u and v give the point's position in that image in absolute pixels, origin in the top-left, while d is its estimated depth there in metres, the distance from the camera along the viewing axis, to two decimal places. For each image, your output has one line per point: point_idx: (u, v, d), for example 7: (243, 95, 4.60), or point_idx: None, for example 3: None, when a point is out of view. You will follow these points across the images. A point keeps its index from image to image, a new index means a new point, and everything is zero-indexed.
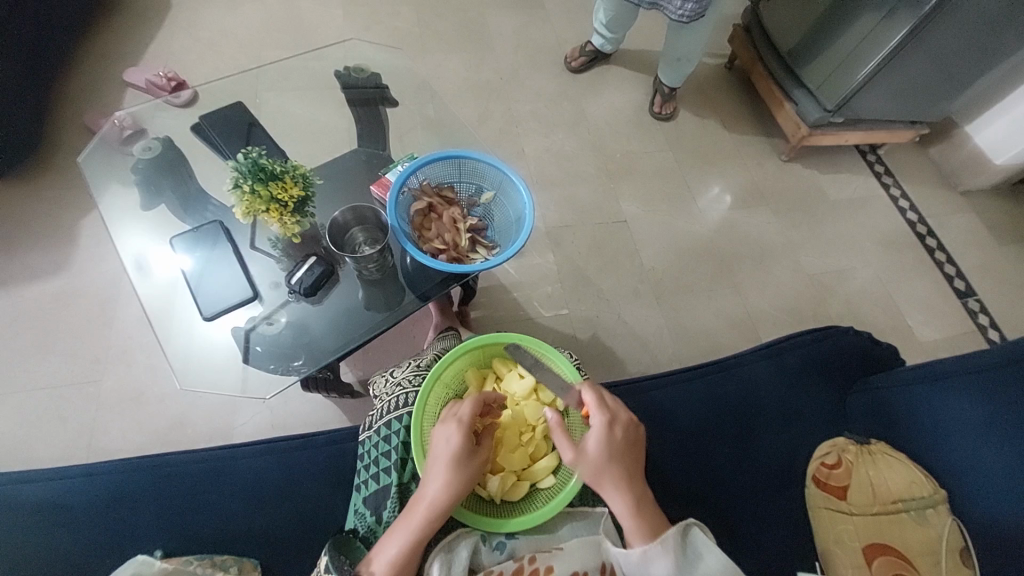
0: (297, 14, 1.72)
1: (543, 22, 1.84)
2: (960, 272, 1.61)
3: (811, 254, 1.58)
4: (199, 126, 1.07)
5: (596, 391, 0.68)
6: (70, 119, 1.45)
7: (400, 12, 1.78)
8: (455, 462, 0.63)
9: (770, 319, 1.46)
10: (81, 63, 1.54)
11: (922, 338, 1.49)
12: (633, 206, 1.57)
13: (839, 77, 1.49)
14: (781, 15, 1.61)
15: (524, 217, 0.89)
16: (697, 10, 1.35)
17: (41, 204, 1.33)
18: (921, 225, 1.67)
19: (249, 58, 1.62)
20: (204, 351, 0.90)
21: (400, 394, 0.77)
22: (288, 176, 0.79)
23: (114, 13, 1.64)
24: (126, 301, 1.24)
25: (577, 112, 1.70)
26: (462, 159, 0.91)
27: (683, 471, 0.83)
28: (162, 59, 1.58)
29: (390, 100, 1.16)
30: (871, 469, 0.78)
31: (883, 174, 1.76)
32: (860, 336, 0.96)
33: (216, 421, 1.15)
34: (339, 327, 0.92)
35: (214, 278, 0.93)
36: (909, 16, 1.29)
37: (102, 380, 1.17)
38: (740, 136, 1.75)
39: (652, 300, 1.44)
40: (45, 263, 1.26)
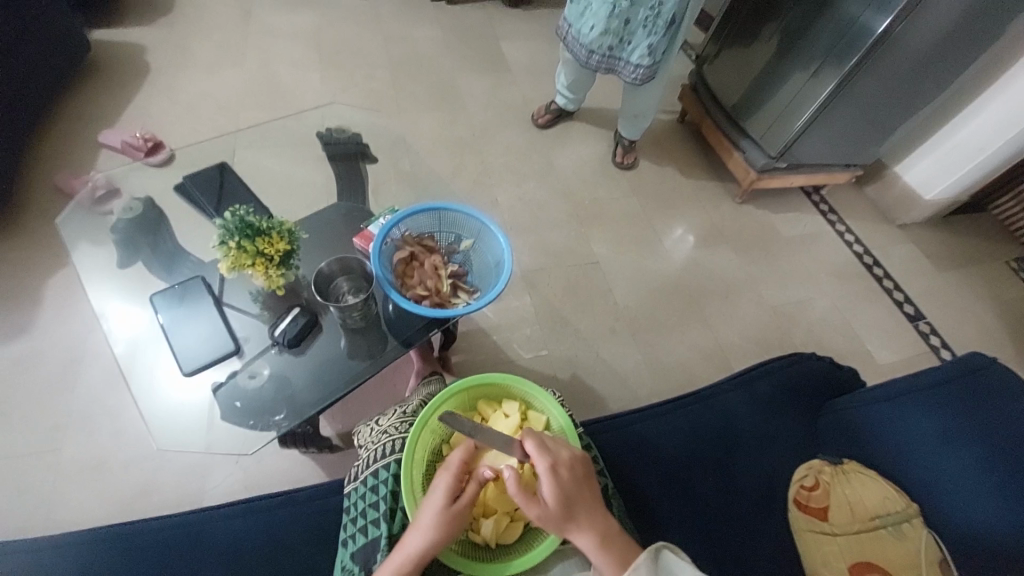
0: (275, 80, 1.81)
1: (510, 84, 1.99)
2: (907, 297, 1.73)
3: (772, 287, 1.68)
4: (182, 186, 1.08)
5: (533, 436, 0.65)
6: (39, 181, 1.44)
7: (375, 77, 1.89)
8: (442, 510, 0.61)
9: (740, 350, 1.52)
10: (55, 127, 1.56)
11: (881, 361, 1.58)
12: (604, 248, 1.65)
13: (779, 128, 1.66)
14: (722, 75, 1.81)
15: (503, 261, 0.93)
16: (649, 73, 1.50)
17: (2, 266, 1.29)
18: (867, 256, 1.82)
19: (228, 120, 1.68)
20: (178, 409, 0.88)
21: (387, 442, 0.76)
22: (275, 232, 0.81)
23: (92, 80, 1.68)
24: (91, 362, 1.19)
25: (546, 163, 1.81)
26: (442, 211, 0.96)
27: (671, 502, 0.84)
28: (138, 122, 1.62)
29: (369, 156, 1.22)
30: (846, 488, 0.81)
31: (828, 212, 1.92)
32: (823, 360, 1.02)
33: (185, 485, 1.09)
34: (321, 378, 0.92)
35: (192, 330, 0.91)
36: (832, 75, 1.46)
37: (60, 448, 1.10)
38: (696, 181, 1.89)
39: (628, 336, 1.49)
40: (3, 327, 1.21)
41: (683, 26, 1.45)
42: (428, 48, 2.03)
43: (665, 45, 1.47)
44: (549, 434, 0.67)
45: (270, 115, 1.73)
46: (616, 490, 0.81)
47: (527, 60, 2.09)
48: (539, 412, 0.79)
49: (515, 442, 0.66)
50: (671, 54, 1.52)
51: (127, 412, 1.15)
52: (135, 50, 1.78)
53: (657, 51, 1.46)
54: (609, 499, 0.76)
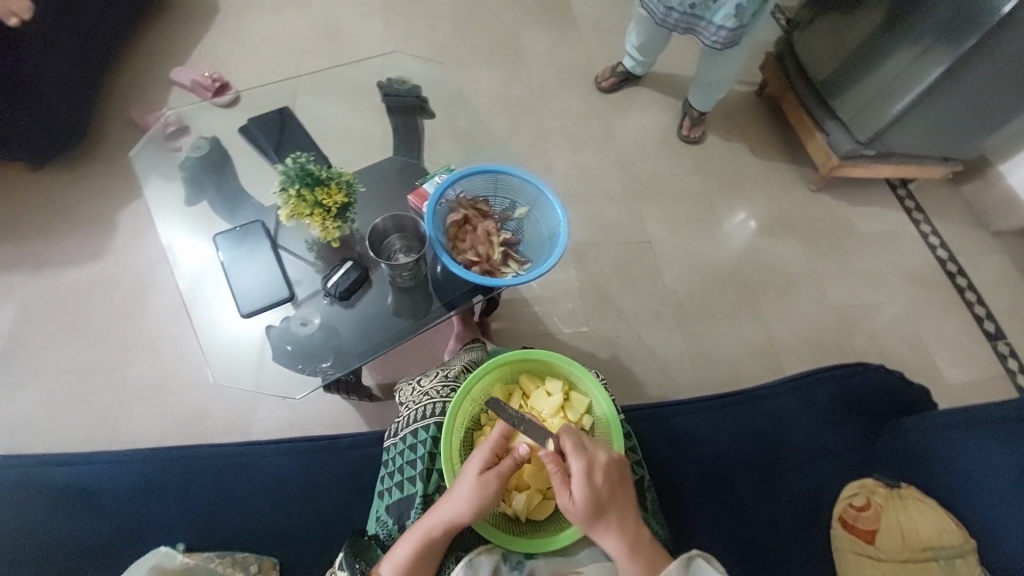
0: (338, 24, 1.78)
1: (576, 42, 1.87)
2: (991, 313, 1.57)
3: (837, 286, 1.55)
4: (247, 128, 1.10)
5: (570, 434, 0.61)
6: (115, 114, 1.50)
7: (437, 26, 1.82)
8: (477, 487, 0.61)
9: (791, 350, 1.44)
10: (130, 60, 1.61)
11: (948, 379, 1.46)
12: (657, 227, 1.57)
13: (872, 111, 1.49)
14: (814, 47, 1.62)
15: (557, 234, 0.89)
16: (732, 37, 1.37)
17: (82, 192, 1.38)
18: (951, 263, 1.64)
19: (290, 63, 1.68)
20: (235, 346, 0.92)
21: (428, 403, 0.77)
22: (333, 182, 0.81)
23: (165, 14, 1.71)
24: (157, 291, 1.27)
25: (605, 131, 1.71)
26: (500, 174, 0.92)
27: (705, 498, 0.82)
28: (206, 60, 1.64)
29: (428, 111, 1.19)
30: (900, 514, 0.75)
31: (914, 210, 1.73)
32: (891, 373, 0.94)
33: (234, 415, 1.16)
34: (367, 332, 0.93)
35: (251, 272, 0.94)
36: (945, 56, 1.28)
37: (128, 367, 1.19)
38: (768, 163, 1.74)
39: (672, 322, 1.43)
40: (81, 250, 1.30)
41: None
42: None
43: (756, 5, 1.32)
44: (587, 433, 0.63)
45: (330, 61, 1.71)
46: (650, 481, 0.80)
47: (597, 16, 1.94)
48: (582, 394, 0.77)
49: (551, 435, 0.62)
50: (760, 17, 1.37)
51: (186, 341, 1.23)
52: None
53: (745, 12, 1.32)
54: (643, 491, 0.75)
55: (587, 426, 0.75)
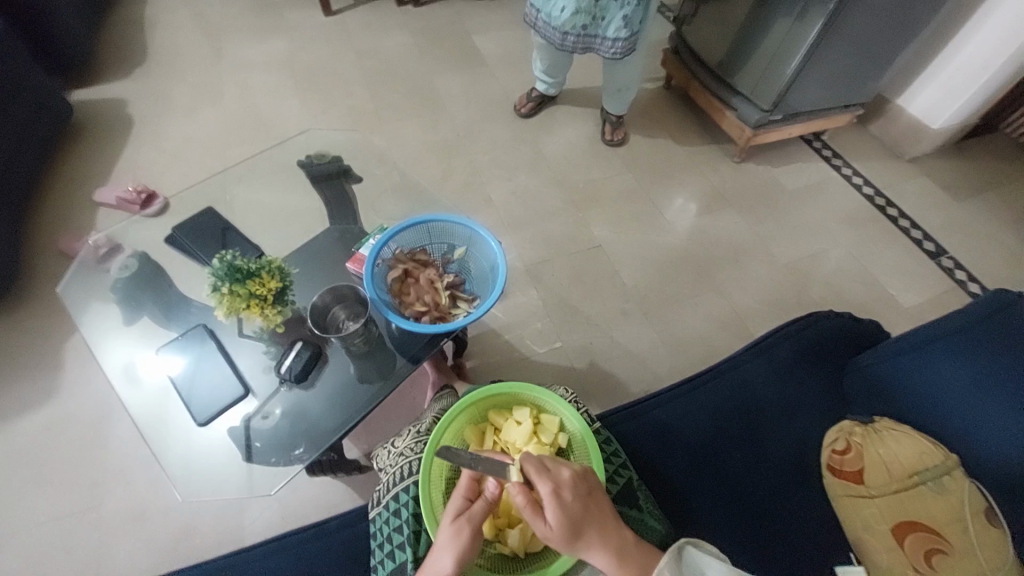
0: (255, 111, 1.81)
1: (487, 77, 1.96)
2: (926, 234, 1.67)
3: (783, 244, 1.63)
4: (172, 237, 1.10)
5: (532, 459, 0.59)
6: (44, 249, 1.47)
7: (353, 92, 1.88)
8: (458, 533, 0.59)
9: (757, 314, 1.49)
10: (50, 192, 1.59)
11: (907, 305, 1.53)
12: (605, 230, 1.62)
13: (768, 78, 1.60)
14: (705, 35, 1.75)
15: (497, 265, 0.92)
16: (628, 46, 1.46)
17: (22, 335, 1.33)
18: (879, 198, 1.75)
19: (216, 159, 1.69)
20: (203, 457, 0.90)
21: (404, 463, 0.76)
22: (264, 271, 0.81)
23: (78, 140, 1.71)
24: (121, 417, 1.23)
25: (534, 153, 1.78)
26: (430, 222, 0.95)
27: (699, 484, 0.82)
28: (129, 175, 1.64)
29: (353, 176, 1.20)
30: (879, 447, 0.78)
31: (832, 158, 1.85)
32: (840, 316, 0.99)
33: (225, 524, 1.12)
34: (335, 406, 0.92)
35: (203, 378, 0.93)
36: (818, 15, 1.39)
37: (103, 504, 1.13)
38: (691, 147, 1.84)
39: (641, 317, 1.47)
40: (32, 395, 1.25)
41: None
42: (401, 54, 2.01)
43: (641, 14, 1.43)
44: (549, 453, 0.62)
45: (255, 148, 1.73)
46: (641, 481, 0.80)
47: (502, 49, 2.05)
48: (553, 414, 0.78)
49: (515, 465, 0.61)
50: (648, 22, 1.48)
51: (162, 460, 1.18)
52: (116, 104, 1.80)
53: (633, 21, 1.42)
54: (635, 490, 0.75)
55: (564, 444, 0.76)
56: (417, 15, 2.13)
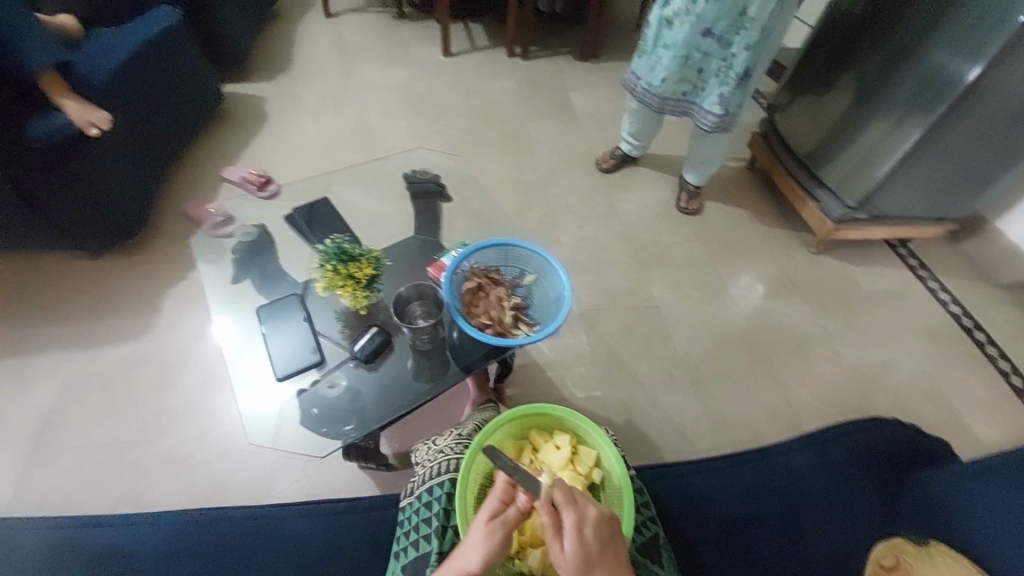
0: (368, 126, 2.04)
1: (577, 131, 2.09)
2: (1017, 367, 1.54)
3: (850, 345, 1.57)
4: (289, 216, 1.24)
5: (565, 486, 0.61)
6: (170, 208, 1.71)
7: (454, 124, 2.08)
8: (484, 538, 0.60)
9: (811, 410, 1.42)
10: (187, 163, 1.85)
11: (984, 437, 1.40)
12: (663, 292, 1.64)
13: (859, 176, 1.60)
14: (797, 123, 1.78)
15: (563, 297, 0.97)
16: (720, 120, 1.52)
17: (135, 277, 1.53)
18: (966, 318, 1.65)
19: (325, 161, 1.91)
20: (261, 412, 0.98)
21: (443, 460, 0.80)
22: (364, 257, 0.92)
23: (220, 125, 2.00)
24: (194, 365, 1.37)
25: (608, 206, 1.86)
26: (509, 247, 1.02)
27: (725, 560, 0.79)
28: (252, 161, 1.88)
29: (445, 195, 1.33)
30: (933, 573, 0.69)
31: (917, 268, 1.78)
32: (903, 427, 0.97)
33: (255, 486, 1.19)
34: (388, 393, 0.99)
35: (282, 341, 1.02)
36: (922, 122, 1.39)
37: (159, 440, 1.25)
38: (765, 229, 1.84)
39: (686, 384, 1.45)
40: (129, 329, 1.42)
41: (757, 78, 1.47)
42: (502, 98, 2.20)
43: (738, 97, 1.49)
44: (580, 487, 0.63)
45: (360, 157, 1.94)
46: (666, 539, 0.79)
47: (595, 109, 2.19)
48: (591, 447, 0.81)
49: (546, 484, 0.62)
50: (745, 104, 1.54)
51: (217, 413, 1.29)
52: (257, 101, 2.10)
53: (729, 100, 1.48)
54: (660, 546, 0.74)
55: (598, 479, 0.78)
56: (523, 67, 2.34)
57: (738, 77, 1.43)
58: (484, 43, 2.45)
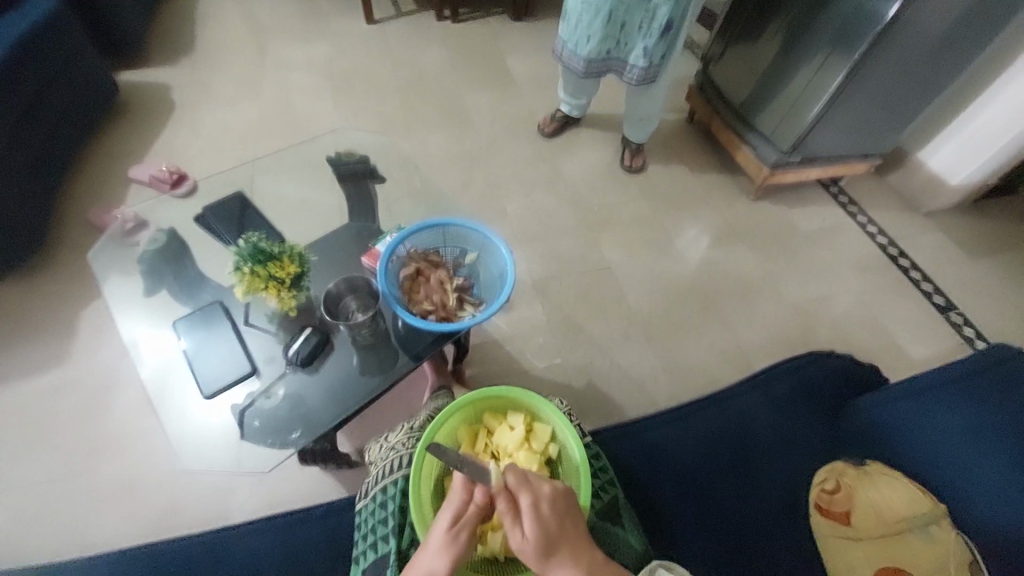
0: (290, 107, 1.89)
1: (515, 96, 2.02)
2: (939, 288, 1.66)
3: (792, 285, 1.64)
4: (200, 216, 1.13)
5: (515, 470, 0.62)
6: (74, 218, 1.53)
7: (385, 98, 1.95)
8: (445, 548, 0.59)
9: (760, 350, 1.49)
10: (85, 165, 1.66)
11: (912, 356, 1.52)
12: (615, 253, 1.65)
13: (791, 120, 1.62)
14: (730, 71, 1.78)
15: (505, 273, 0.95)
16: (645, 74, 1.50)
17: (42, 299, 1.38)
18: (892, 247, 1.76)
19: (246, 149, 1.76)
20: (205, 431, 0.92)
21: (395, 457, 0.78)
22: (285, 256, 0.86)
23: (119, 120, 1.79)
24: (125, 386, 1.26)
25: (553, 172, 1.82)
26: (446, 227, 0.99)
27: (686, 513, 0.82)
28: (163, 156, 1.71)
29: (378, 176, 1.25)
30: (870, 492, 0.79)
31: (848, 205, 1.86)
32: (842, 358, 1.02)
33: (211, 504, 1.13)
34: (333, 394, 0.95)
35: (209, 357, 0.96)
36: (843, 61, 1.41)
37: (96, 471, 1.16)
38: (707, 181, 1.87)
39: (643, 342, 1.48)
40: (44, 356, 1.29)
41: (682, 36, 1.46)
42: (434, 66, 2.08)
43: (666, 52, 1.48)
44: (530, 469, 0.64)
45: (285, 142, 1.80)
46: (625, 499, 0.81)
47: (531, 71, 2.11)
48: (545, 423, 0.81)
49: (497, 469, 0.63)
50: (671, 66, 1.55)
51: (159, 434, 1.21)
52: (159, 88, 1.89)
53: (656, 55, 1.46)
54: (618, 510, 0.76)
55: (553, 454, 0.79)
56: (453, 30, 2.21)
57: (662, 31, 1.41)
58: (408, 6, 2.29)
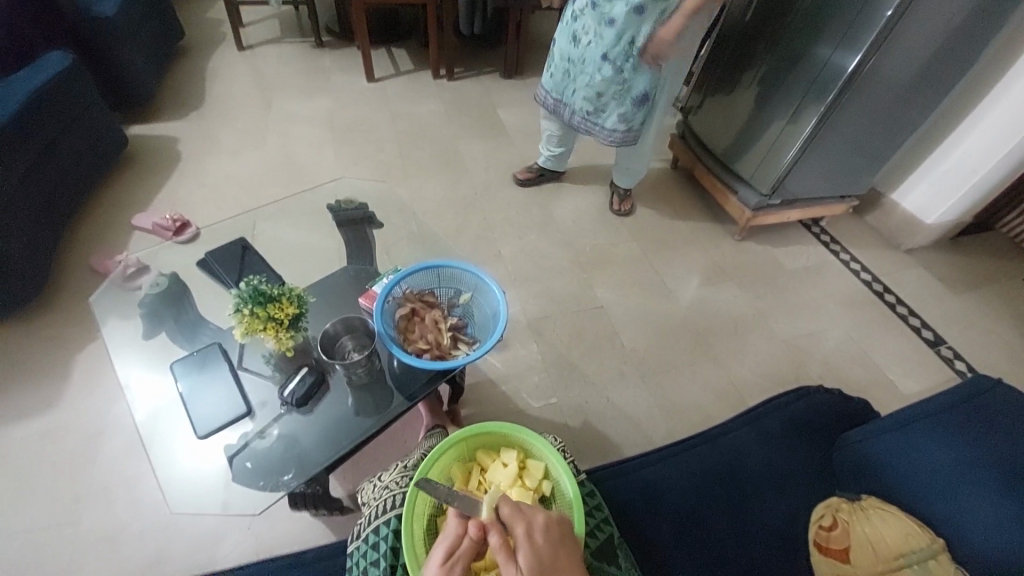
0: (293, 158, 1.98)
1: (508, 145, 2.13)
2: (925, 323, 1.70)
3: (782, 321, 1.67)
4: (205, 260, 1.18)
5: (508, 500, 0.63)
6: (76, 263, 1.56)
7: (384, 148, 2.06)
8: None
9: (755, 387, 1.50)
10: (91, 213, 1.71)
11: (906, 390, 1.53)
12: (607, 292, 1.68)
13: (769, 165, 1.71)
14: (709, 122, 1.91)
15: (499, 312, 0.97)
16: (625, 137, 1.61)
17: (38, 344, 1.38)
18: (876, 283, 1.81)
19: (250, 197, 1.83)
20: (195, 474, 0.91)
21: (388, 497, 0.78)
22: (285, 297, 0.88)
23: (128, 171, 1.86)
24: (116, 432, 1.24)
25: (546, 215, 1.89)
26: (441, 268, 1.02)
27: (684, 551, 0.80)
28: (168, 204, 1.77)
29: (375, 221, 1.31)
30: (866, 526, 0.77)
31: (830, 243, 1.94)
32: (831, 394, 1.03)
33: (196, 555, 1.09)
34: (327, 434, 0.95)
35: (205, 398, 0.96)
36: (814, 110, 1.52)
37: (78, 522, 1.12)
38: (694, 222, 1.95)
39: (638, 379, 1.48)
40: (35, 402, 1.28)
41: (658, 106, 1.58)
42: (431, 119, 2.20)
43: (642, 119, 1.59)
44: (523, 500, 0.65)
45: (287, 190, 1.87)
46: (622, 538, 0.80)
47: (522, 123, 2.24)
48: (538, 460, 0.81)
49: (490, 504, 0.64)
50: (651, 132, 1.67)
51: (146, 481, 1.18)
52: (168, 141, 1.98)
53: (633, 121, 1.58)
54: (614, 549, 0.75)
55: (547, 491, 0.79)
56: (449, 87, 2.36)
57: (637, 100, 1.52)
58: (407, 66, 2.45)
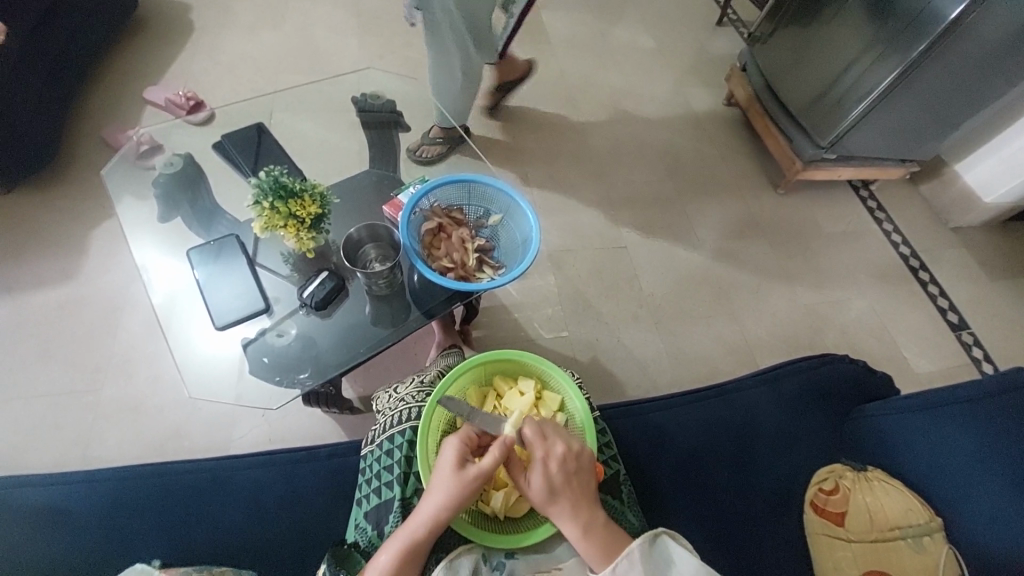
0: (312, 42, 1.80)
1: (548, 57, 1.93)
2: (953, 305, 1.64)
3: (807, 285, 1.61)
4: (221, 144, 1.11)
5: (533, 424, 0.65)
6: (88, 133, 1.49)
7: (412, 43, 1.86)
8: (449, 484, 0.62)
9: (767, 346, 1.48)
10: (101, 80, 1.60)
11: (918, 369, 1.51)
12: (633, 233, 1.61)
13: (832, 116, 1.54)
14: (772, 56, 1.69)
15: (529, 240, 0.92)
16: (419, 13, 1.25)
17: (54, 213, 1.36)
18: (914, 258, 1.72)
19: (266, 81, 1.69)
20: (212, 361, 0.92)
21: (404, 409, 0.79)
22: (307, 194, 0.83)
23: (137, 36, 1.72)
24: (134, 310, 1.26)
25: (579, 142, 1.76)
26: (472, 184, 0.96)
27: (682, 494, 0.84)
28: (181, 79, 1.65)
29: (402, 125, 1.22)
30: (867, 496, 0.79)
31: (876, 210, 1.81)
32: (856, 363, 0.98)
33: (214, 433, 1.15)
34: (344, 340, 0.95)
35: (222, 287, 0.95)
36: (898, 61, 1.35)
37: (101, 389, 1.17)
38: (737, 169, 1.81)
39: (650, 324, 1.47)
40: (55, 271, 1.28)
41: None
42: None
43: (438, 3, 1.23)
44: (550, 423, 0.67)
45: (306, 78, 1.73)
46: (626, 476, 0.82)
47: (568, 33, 2.01)
48: (554, 392, 0.81)
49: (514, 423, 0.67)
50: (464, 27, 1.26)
51: (164, 359, 1.22)
52: (180, 7, 1.80)
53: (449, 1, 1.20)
54: (618, 485, 0.77)
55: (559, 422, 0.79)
56: None
57: None
58: None
